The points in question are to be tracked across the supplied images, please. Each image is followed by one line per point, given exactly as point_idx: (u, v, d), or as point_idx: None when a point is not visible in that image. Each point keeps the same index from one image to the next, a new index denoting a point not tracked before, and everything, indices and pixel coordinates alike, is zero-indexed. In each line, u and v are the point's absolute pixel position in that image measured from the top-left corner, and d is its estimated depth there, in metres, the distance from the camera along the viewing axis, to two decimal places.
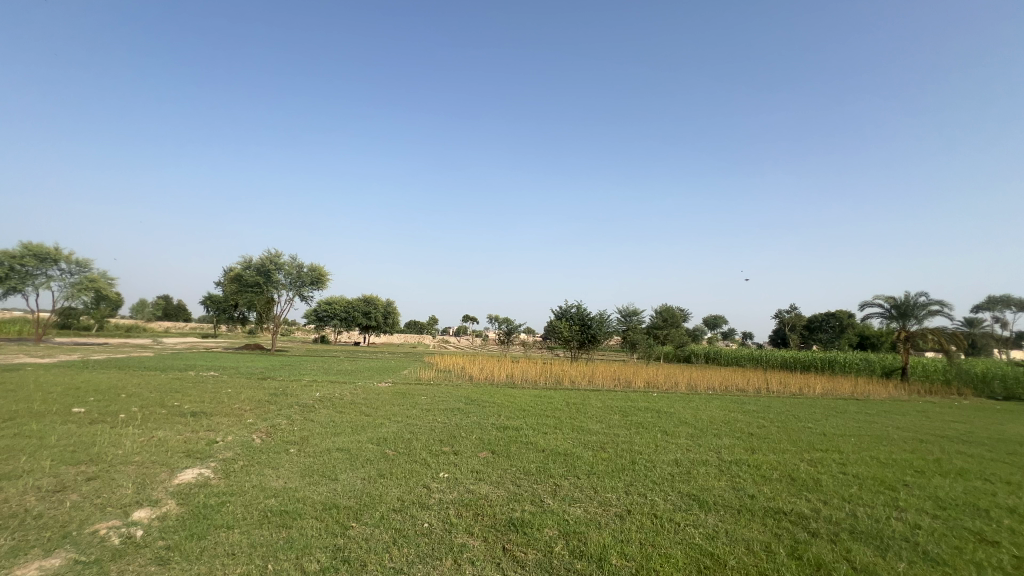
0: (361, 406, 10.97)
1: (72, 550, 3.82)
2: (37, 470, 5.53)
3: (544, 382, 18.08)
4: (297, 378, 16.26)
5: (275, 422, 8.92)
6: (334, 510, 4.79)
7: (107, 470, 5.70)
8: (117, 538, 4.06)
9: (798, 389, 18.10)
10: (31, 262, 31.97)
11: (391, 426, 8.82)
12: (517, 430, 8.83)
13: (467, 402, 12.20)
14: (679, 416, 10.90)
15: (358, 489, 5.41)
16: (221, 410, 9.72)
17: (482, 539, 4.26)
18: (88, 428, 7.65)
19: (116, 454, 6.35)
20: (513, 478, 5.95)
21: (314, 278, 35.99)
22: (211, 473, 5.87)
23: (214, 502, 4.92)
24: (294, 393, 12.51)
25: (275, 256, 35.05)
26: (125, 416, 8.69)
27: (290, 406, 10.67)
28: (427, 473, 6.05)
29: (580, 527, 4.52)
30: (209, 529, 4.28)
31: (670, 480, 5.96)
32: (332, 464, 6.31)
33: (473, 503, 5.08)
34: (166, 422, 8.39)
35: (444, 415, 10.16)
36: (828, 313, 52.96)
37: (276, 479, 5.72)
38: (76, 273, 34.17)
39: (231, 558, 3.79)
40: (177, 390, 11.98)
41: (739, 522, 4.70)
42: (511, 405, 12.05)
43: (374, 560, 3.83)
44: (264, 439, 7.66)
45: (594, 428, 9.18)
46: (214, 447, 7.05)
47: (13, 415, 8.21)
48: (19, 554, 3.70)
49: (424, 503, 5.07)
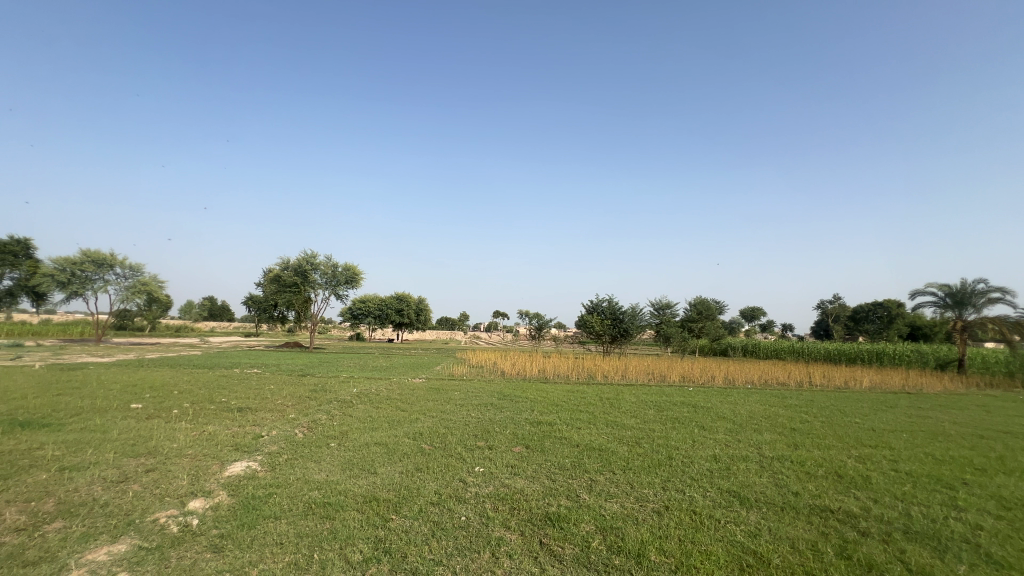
0: (397, 402, 11.20)
1: (136, 536, 4.08)
2: (103, 462, 5.93)
3: (576, 377, 18.00)
4: (335, 375, 16.72)
5: (315, 417, 9.24)
6: (375, 503, 4.93)
7: (164, 462, 6.05)
8: (175, 526, 4.31)
9: (844, 382, 17.33)
10: (89, 267, 34.08)
11: (427, 422, 8.98)
12: (550, 425, 8.83)
13: (500, 398, 12.26)
14: (717, 411, 10.64)
15: (397, 483, 5.54)
16: (265, 406, 10.12)
17: (519, 533, 4.29)
18: (145, 422, 8.12)
19: (172, 447, 6.72)
20: (548, 473, 5.96)
21: (349, 277, 36.99)
22: (259, 466, 6.13)
23: (262, 494, 5.14)
24: (332, 390, 12.92)
25: (311, 256, 36.12)
26: (178, 411, 9.20)
27: (329, 402, 11.00)
28: (462, 468, 6.14)
29: (617, 522, 4.48)
30: (258, 520, 4.48)
31: (709, 476, 5.83)
32: (371, 458, 6.48)
33: (509, 497, 5.13)
34: (215, 417, 8.83)
35: (478, 411, 10.24)
36: (874, 303, 50.48)
37: (318, 472, 5.93)
38: (130, 277, 36.21)
39: (280, 547, 3.96)
40: (224, 387, 12.56)
41: (783, 520, 4.56)
42: (544, 399, 12.03)
43: (414, 551, 3.92)
44: (306, 434, 7.94)
45: (629, 423, 9.10)
46: (260, 441, 7.37)
47: (79, 410, 8.80)
48: (90, 539, 3.98)
49: (461, 496, 5.15)
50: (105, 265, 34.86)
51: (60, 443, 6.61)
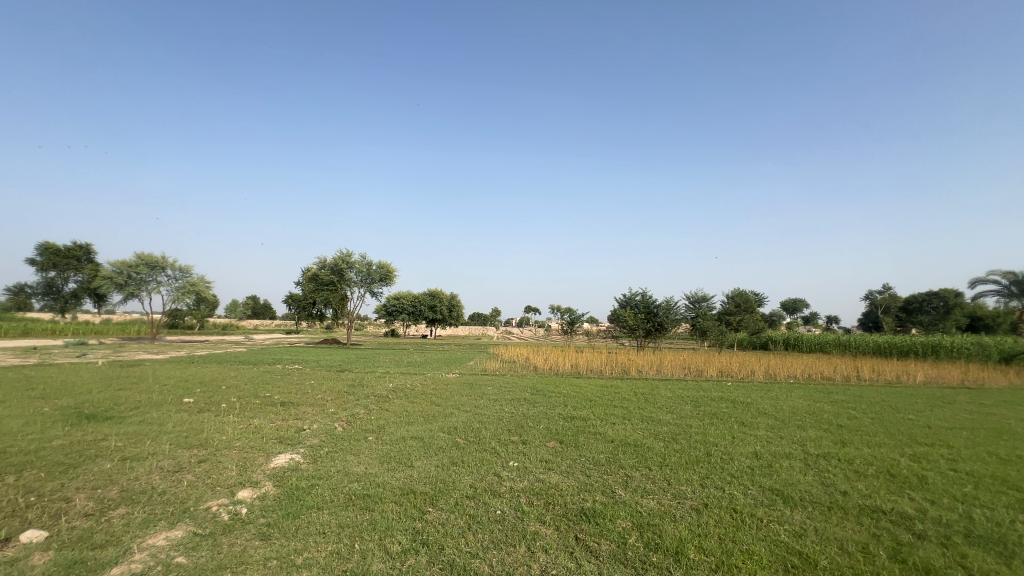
0: (431, 397, 11.37)
1: (191, 523, 4.31)
2: (160, 452, 6.30)
3: (609, 372, 17.82)
4: (372, 370, 17.14)
5: (354, 411, 9.53)
6: (412, 495, 5.04)
7: (215, 453, 6.37)
8: (226, 514, 4.53)
9: (895, 377, 16.44)
10: (143, 269, 36.14)
11: (461, 416, 9.11)
12: (584, 420, 8.76)
13: (533, 393, 12.26)
14: (757, 406, 10.30)
15: (433, 476, 5.65)
16: (306, 401, 10.51)
17: (554, 528, 4.29)
18: (197, 416, 8.58)
19: (221, 439, 7.07)
20: (583, 469, 5.92)
21: (383, 274, 37.79)
22: (302, 458, 6.37)
23: (305, 485, 5.34)
24: (370, 385, 13.28)
25: (346, 255, 37.08)
26: (226, 405, 9.67)
27: (366, 397, 11.30)
28: (497, 462, 6.18)
29: (654, 519, 4.41)
30: (302, 510, 4.65)
31: (750, 474, 5.64)
32: (408, 452, 6.63)
33: (544, 492, 5.13)
34: (260, 411, 9.24)
35: (511, 406, 10.27)
36: (929, 291, 47.40)
37: (358, 464, 6.11)
38: (180, 278, 38.18)
39: (323, 536, 4.11)
40: (268, 383, 13.11)
41: (830, 520, 4.38)
42: (577, 394, 11.96)
43: (451, 544, 3.99)
44: (346, 427, 8.20)
45: (665, 418, 8.93)
46: (303, 434, 7.65)
47: (138, 404, 9.38)
48: (150, 525, 4.24)
49: (496, 490, 5.19)
50: (157, 267, 36.87)
51: (121, 435, 7.07)
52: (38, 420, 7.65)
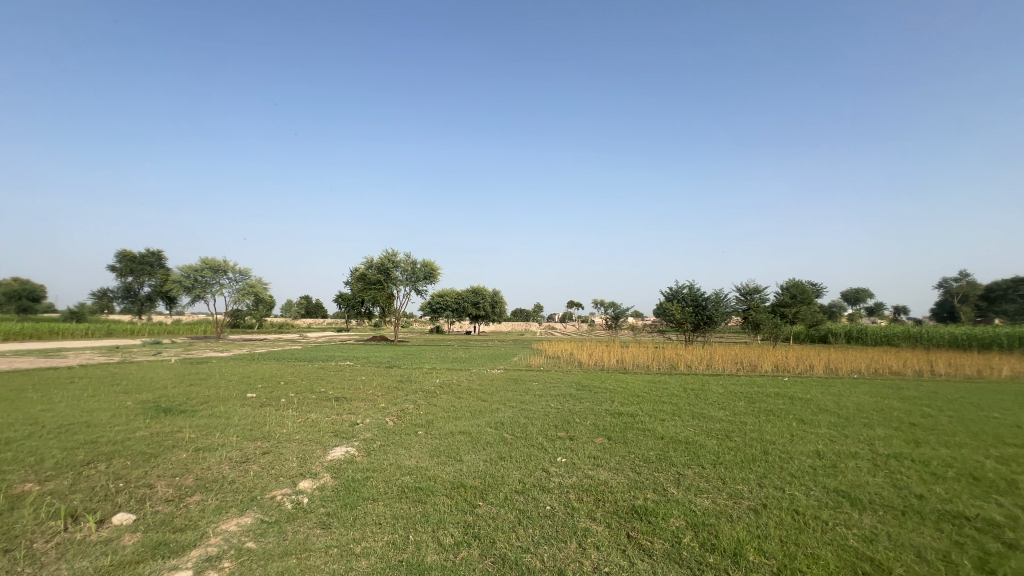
0: (477, 392, 11.51)
1: (258, 511, 4.59)
2: (228, 444, 6.74)
3: (657, 367, 17.42)
4: (419, 366, 17.57)
5: (404, 406, 9.81)
6: (462, 489, 5.14)
7: (277, 445, 6.74)
8: (289, 503, 4.80)
9: (976, 372, 15.06)
10: (207, 273, 38.59)
11: (507, 411, 9.20)
12: (632, 416, 8.62)
13: (579, 388, 12.17)
14: (818, 403, 9.75)
15: (483, 470, 5.72)
16: (358, 396, 10.94)
17: (605, 525, 4.25)
18: (260, 410, 9.11)
19: (282, 432, 7.47)
20: (633, 465, 5.83)
21: (427, 273, 38.37)
22: (356, 451, 6.63)
23: (361, 476, 5.56)
24: (418, 380, 13.64)
25: (392, 255, 38.06)
26: (286, 400, 10.22)
27: (414, 392, 11.59)
28: (545, 458, 6.19)
29: (709, 519, 4.28)
30: (359, 501, 4.85)
31: (812, 474, 5.36)
32: (456, 447, 6.75)
33: (593, 489, 5.09)
34: (317, 406, 9.70)
35: (557, 402, 10.23)
36: (1014, 277, 43.18)
37: (409, 458, 6.30)
38: (240, 280, 40.54)
39: (378, 527, 4.25)
40: (322, 378, 13.75)
41: (904, 525, 4.08)
42: (623, 390, 11.77)
43: (502, 538, 4.03)
44: (396, 422, 8.45)
45: (718, 415, 8.61)
46: (357, 428, 7.96)
47: (207, 399, 10.08)
48: (223, 511, 4.55)
49: (545, 486, 5.20)
50: (220, 270, 39.36)
51: (194, 427, 7.61)
52: (123, 413, 8.37)
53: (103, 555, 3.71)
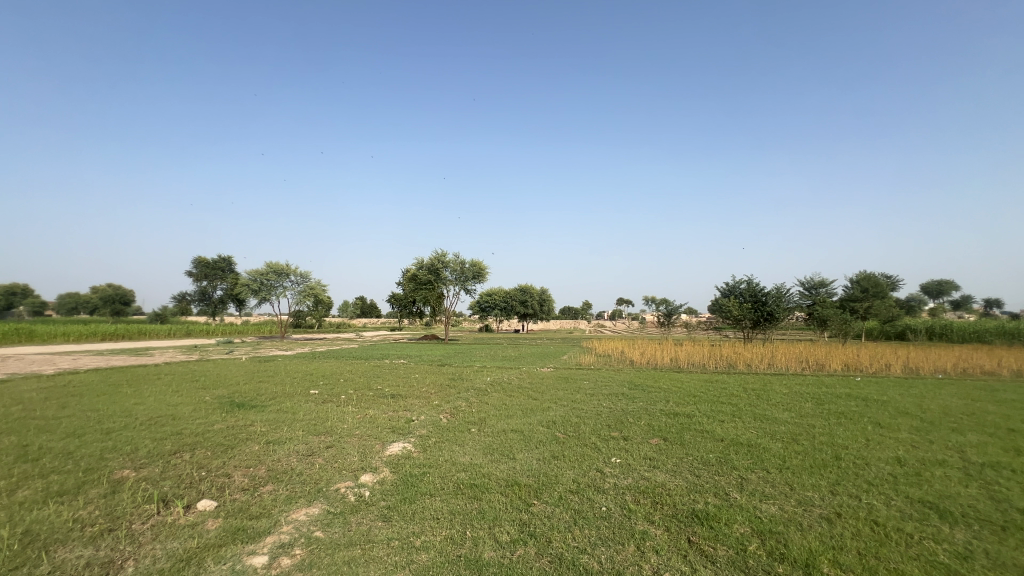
0: (528, 391, 11.56)
1: (324, 502, 4.83)
2: (295, 438, 7.15)
3: (714, 365, 16.78)
4: (470, 365, 17.84)
5: (456, 404, 10.00)
6: (516, 487, 5.17)
7: (339, 440, 7.07)
8: (352, 495, 5.02)
9: None
10: (272, 277, 41.11)
11: (559, 410, 9.16)
12: (689, 417, 8.33)
13: (631, 387, 11.92)
14: (895, 405, 9.04)
15: (536, 469, 5.74)
16: (413, 393, 11.27)
17: (664, 529, 4.13)
18: (322, 406, 9.60)
19: (344, 427, 7.84)
20: (691, 468, 5.63)
21: (476, 272, 38.91)
22: (413, 447, 6.83)
23: (418, 472, 5.72)
24: (469, 378, 13.86)
25: (441, 255, 38.83)
26: (345, 396, 10.70)
27: (466, 390, 11.79)
28: (599, 458, 6.11)
29: (776, 527, 4.06)
30: (417, 495, 4.99)
31: (892, 482, 4.97)
32: (509, 444, 6.80)
33: (650, 491, 4.96)
34: (374, 402, 10.09)
35: (610, 401, 10.07)
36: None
37: (463, 454, 6.41)
38: (301, 283, 42.82)
39: (437, 522, 4.36)
40: (379, 376, 14.29)
41: (1005, 543, 3.70)
42: (678, 390, 11.38)
43: (558, 538, 4.02)
44: (450, 419, 8.63)
45: (783, 417, 8.16)
46: (412, 424, 8.21)
47: (274, 395, 10.73)
48: (293, 501, 4.83)
49: (600, 486, 5.13)
50: (283, 274, 41.80)
51: (264, 421, 8.13)
52: (202, 407, 9.09)
53: (190, 538, 4.03)
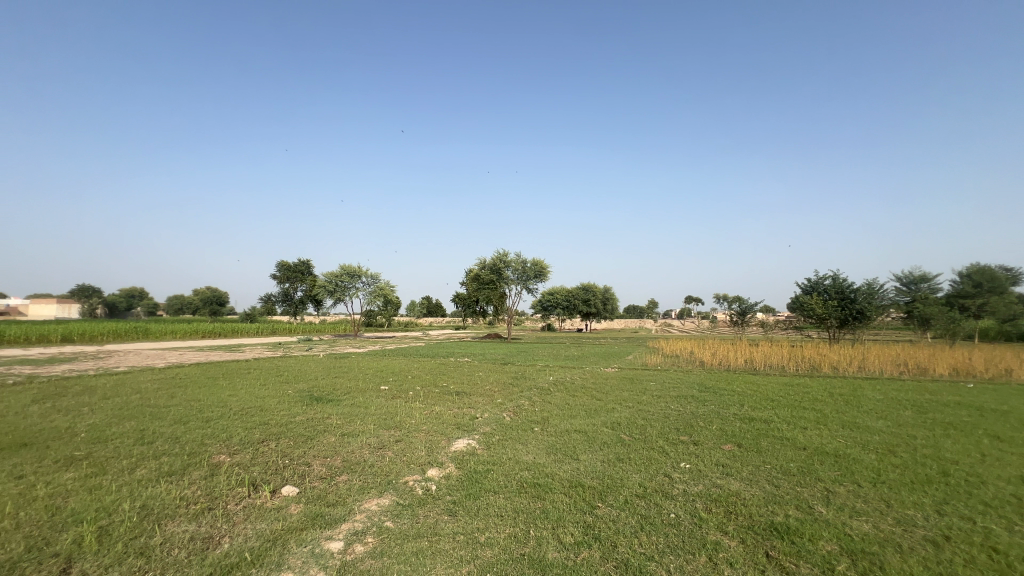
0: (592, 391, 11.35)
1: (393, 494, 5.04)
2: (367, 431, 7.53)
3: (794, 368, 15.57)
4: (533, 364, 17.87)
5: (519, 402, 10.07)
6: (580, 488, 5.09)
7: (407, 434, 7.36)
8: (419, 489, 5.20)
9: None
10: (346, 279, 43.68)
11: (624, 411, 8.92)
12: (766, 423, 7.78)
13: (702, 390, 11.35)
14: (1019, 416, 7.88)
15: (601, 471, 5.63)
16: (477, 391, 11.49)
17: (739, 541, 3.88)
18: (392, 401, 10.05)
19: (412, 423, 8.14)
20: (769, 477, 5.26)
21: (537, 271, 38.86)
22: (477, 444, 6.95)
23: (482, 469, 5.82)
24: (532, 378, 13.89)
25: (503, 255, 39.24)
26: (413, 393, 11.12)
27: (529, 389, 11.83)
28: (667, 462, 5.87)
29: (870, 547, 3.68)
30: (481, 492, 5.07)
31: (1015, 505, 4.32)
32: (573, 445, 6.73)
33: (723, 500, 4.69)
34: (440, 399, 10.41)
35: (678, 403, 9.65)
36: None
37: (527, 453, 6.43)
38: (372, 284, 45.12)
39: (501, 519, 4.40)
40: (444, 374, 14.73)
41: None
42: (754, 393, 10.69)
43: (624, 543, 3.90)
44: (513, 417, 8.69)
45: (877, 426, 7.39)
46: (476, 422, 8.36)
47: (349, 390, 11.38)
48: (366, 491, 5.08)
49: (668, 492, 4.93)
50: (356, 276, 44.25)
51: (339, 414, 8.65)
52: (285, 400, 9.83)
53: (275, 520, 4.37)
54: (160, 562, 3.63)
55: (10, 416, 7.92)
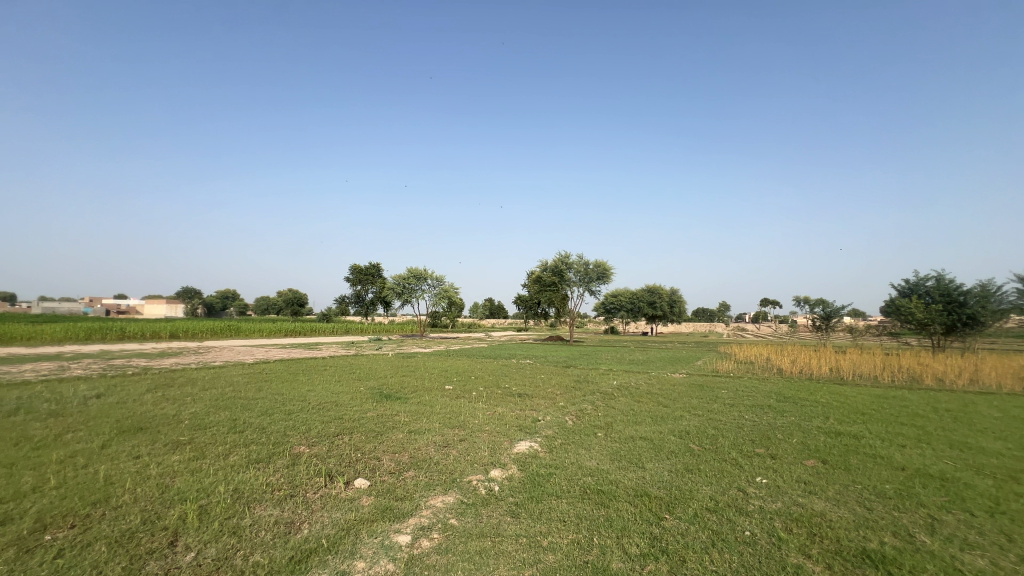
0: (658, 397, 10.95)
1: (458, 492, 5.15)
2: (433, 429, 7.77)
3: (890, 379, 14.07)
4: (595, 367, 17.57)
5: (582, 406, 9.94)
6: (647, 498, 4.92)
7: (471, 434, 7.50)
8: (483, 488, 5.28)
9: None
10: (412, 281, 45.43)
11: (693, 420, 8.52)
12: (855, 438, 7.09)
13: (780, 400, 10.55)
14: None
15: (668, 481, 5.41)
16: (539, 393, 11.48)
17: (824, 566, 3.57)
18: (456, 401, 10.30)
19: (475, 423, 8.28)
20: (860, 499, 4.78)
21: (600, 273, 38.19)
22: (540, 447, 6.94)
23: (545, 472, 5.80)
24: (595, 381, 13.65)
25: (565, 257, 38.97)
26: (476, 393, 11.34)
27: (591, 393, 11.64)
28: (741, 476, 5.52)
29: None
30: (544, 495, 5.05)
31: None
32: (638, 452, 6.52)
33: (806, 520, 4.33)
34: (502, 400, 10.52)
35: (753, 413, 9.07)
36: None
37: (590, 459, 6.32)
38: (436, 287, 46.55)
39: (563, 524, 4.36)
40: (506, 375, 14.88)
41: None
42: (841, 405, 9.77)
43: (694, 558, 3.72)
44: (575, 422, 8.59)
45: (994, 448, 6.48)
46: (539, 424, 8.35)
47: (415, 389, 11.81)
48: (432, 488, 5.23)
49: (743, 508, 4.63)
50: (422, 278, 45.86)
51: (408, 412, 9.01)
52: (358, 396, 10.39)
53: (349, 511, 4.62)
54: (249, 542, 3.95)
55: (129, 402, 9.04)
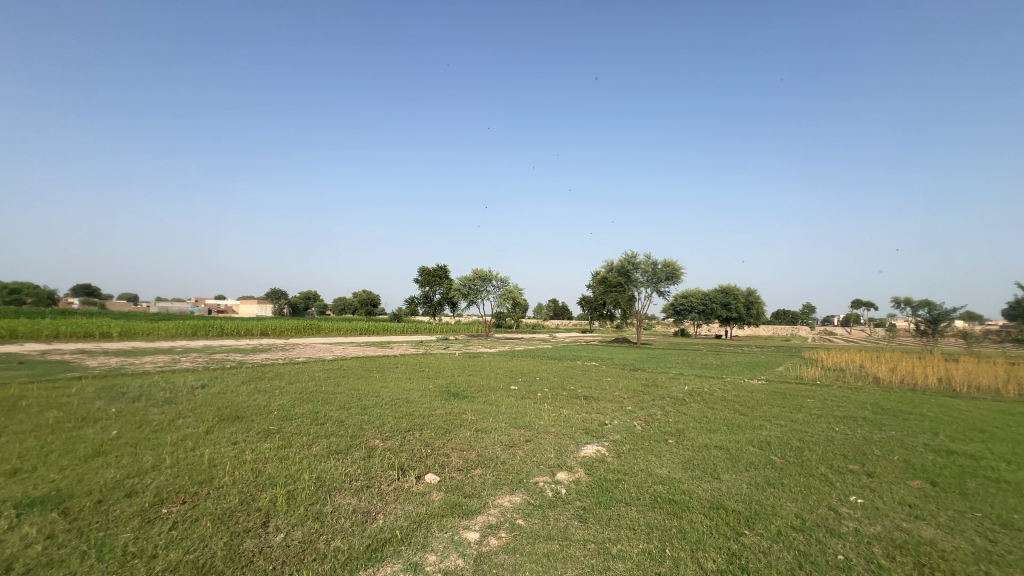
0: (734, 404, 10.33)
1: (525, 493, 5.17)
2: (498, 428, 7.86)
3: (1016, 392, 12.24)
4: (665, 371, 16.91)
5: (651, 411, 9.60)
6: (723, 511, 4.65)
7: (536, 435, 7.50)
8: (550, 490, 5.25)
9: None
10: (478, 282, 46.32)
11: (775, 430, 7.92)
12: (972, 458, 6.25)
13: (877, 411, 9.54)
14: None
15: (747, 494, 5.07)
16: (605, 396, 11.25)
17: None
18: (521, 401, 10.35)
19: (541, 424, 8.27)
20: (980, 529, 4.20)
21: (670, 273, 36.70)
22: (607, 451, 6.78)
23: (613, 477, 5.65)
24: (664, 385, 13.15)
25: (632, 257, 37.91)
26: (541, 394, 11.34)
27: (661, 397, 11.21)
28: (831, 494, 5.05)
29: None
30: (612, 501, 4.93)
31: None
32: (713, 462, 6.17)
33: (912, 547, 3.88)
34: (567, 402, 10.43)
35: (844, 425, 8.27)
36: None
37: (661, 466, 6.08)
38: (501, 288, 47.12)
39: (633, 533, 4.22)
40: (571, 376, 14.74)
41: None
42: (953, 421, 8.64)
43: None
44: (644, 427, 8.32)
45: None
46: (606, 428, 8.17)
47: (481, 388, 12.02)
48: (499, 488, 5.29)
49: (834, 528, 4.23)
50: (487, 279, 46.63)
51: (474, 410, 9.20)
52: (427, 394, 10.77)
53: (420, 504, 4.79)
54: (331, 528, 4.22)
55: (227, 392, 10.00)
